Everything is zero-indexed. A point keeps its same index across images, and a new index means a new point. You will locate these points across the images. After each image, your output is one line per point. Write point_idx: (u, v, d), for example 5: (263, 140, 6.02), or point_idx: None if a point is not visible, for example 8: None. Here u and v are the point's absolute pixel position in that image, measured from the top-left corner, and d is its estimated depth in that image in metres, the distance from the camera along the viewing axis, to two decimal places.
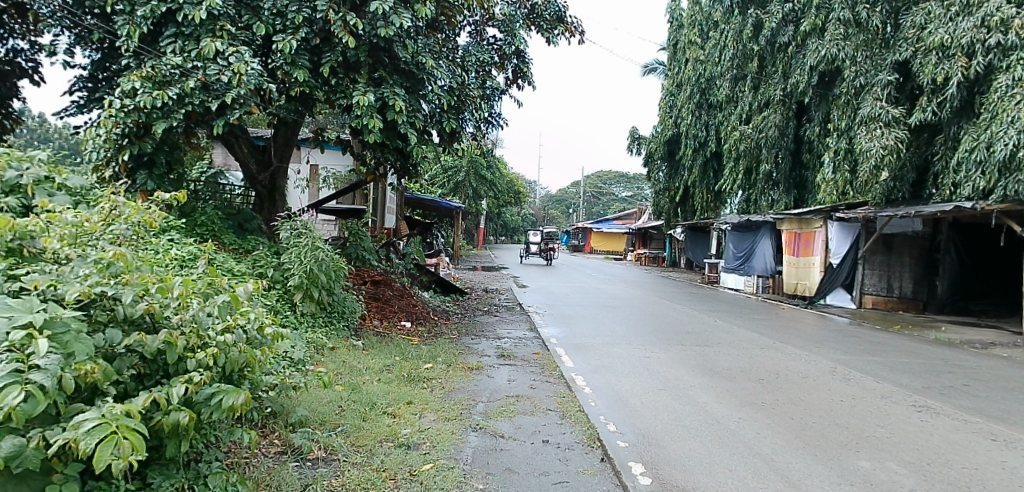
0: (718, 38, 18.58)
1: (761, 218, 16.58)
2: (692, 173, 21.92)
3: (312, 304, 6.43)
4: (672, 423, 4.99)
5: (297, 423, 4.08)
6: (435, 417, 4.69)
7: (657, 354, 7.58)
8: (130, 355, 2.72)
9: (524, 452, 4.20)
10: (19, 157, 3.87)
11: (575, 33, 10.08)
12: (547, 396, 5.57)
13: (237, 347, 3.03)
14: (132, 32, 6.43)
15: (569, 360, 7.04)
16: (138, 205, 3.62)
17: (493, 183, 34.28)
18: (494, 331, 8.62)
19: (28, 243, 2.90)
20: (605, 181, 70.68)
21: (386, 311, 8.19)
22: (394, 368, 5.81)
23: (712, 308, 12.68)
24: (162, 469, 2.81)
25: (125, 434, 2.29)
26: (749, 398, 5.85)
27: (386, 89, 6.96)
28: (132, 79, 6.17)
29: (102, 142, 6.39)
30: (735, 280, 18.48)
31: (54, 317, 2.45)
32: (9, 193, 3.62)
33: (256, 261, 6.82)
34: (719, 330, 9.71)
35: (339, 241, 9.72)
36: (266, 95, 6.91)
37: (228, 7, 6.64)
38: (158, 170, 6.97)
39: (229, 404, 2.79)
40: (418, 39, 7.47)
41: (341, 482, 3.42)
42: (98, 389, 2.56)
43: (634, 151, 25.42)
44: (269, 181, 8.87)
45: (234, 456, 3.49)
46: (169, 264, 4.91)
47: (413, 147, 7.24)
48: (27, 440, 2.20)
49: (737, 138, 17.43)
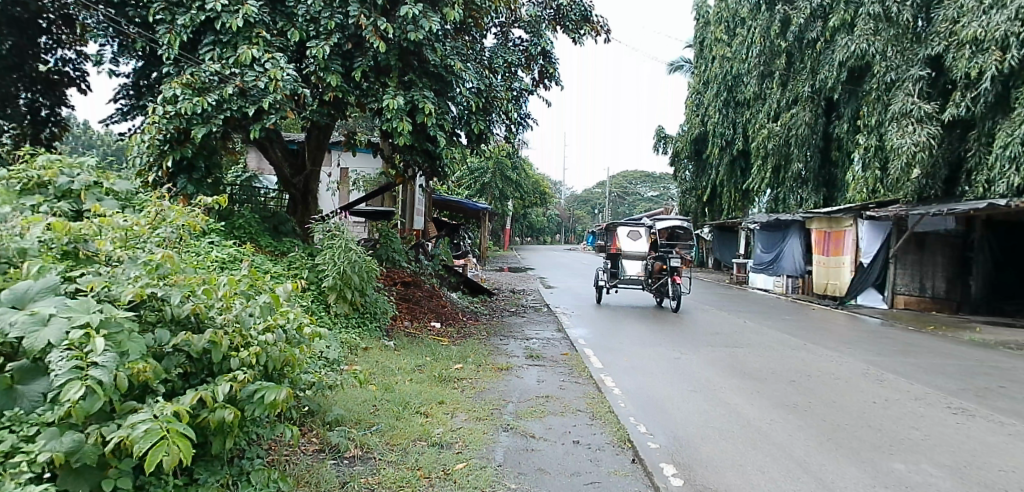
0: (745, 35, 18.25)
1: (790, 218, 16.26)
2: (719, 172, 21.62)
3: (346, 305, 6.50)
4: (704, 425, 4.96)
5: (334, 422, 4.13)
6: (466, 417, 4.73)
7: (687, 356, 7.51)
8: (177, 355, 2.81)
9: (556, 452, 4.21)
10: (70, 164, 3.94)
11: (602, 32, 10.03)
12: (576, 397, 5.57)
13: (278, 346, 3.12)
14: (172, 40, 6.57)
15: (598, 361, 7.03)
16: (183, 209, 3.73)
17: (519, 184, 34.23)
18: (522, 332, 8.64)
19: (83, 246, 3.01)
20: (631, 181, 70.37)
21: (416, 312, 8.28)
22: (426, 368, 5.87)
23: (742, 309, 12.46)
24: (208, 465, 2.90)
25: (174, 438, 2.38)
26: (780, 399, 5.78)
27: (415, 92, 7.00)
28: (173, 87, 6.33)
29: (146, 148, 6.58)
30: (765, 281, 18.09)
31: (110, 317, 2.55)
32: (62, 199, 3.70)
33: (291, 262, 6.96)
34: (749, 332, 9.55)
35: (370, 242, 9.82)
36: (301, 100, 7.02)
37: (264, 14, 6.74)
38: (197, 174, 7.05)
39: (271, 402, 2.86)
40: (447, 41, 7.47)
41: (378, 480, 3.48)
42: (148, 388, 2.67)
43: (660, 150, 25.21)
44: (303, 184, 9.02)
45: (275, 454, 3.57)
46: (213, 265, 5.01)
47: (442, 149, 7.30)
48: (86, 437, 2.36)
49: (765, 137, 17.12)
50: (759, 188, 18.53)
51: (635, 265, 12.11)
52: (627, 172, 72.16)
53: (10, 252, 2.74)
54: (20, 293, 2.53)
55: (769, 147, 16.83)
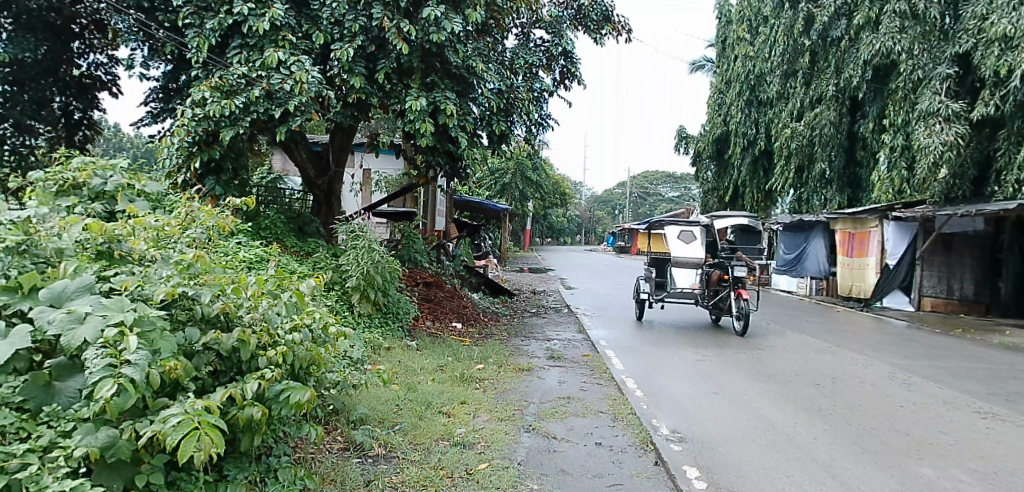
0: (767, 34, 18.01)
1: (813, 218, 16.00)
2: (741, 172, 21.37)
3: (369, 305, 6.55)
4: (727, 428, 4.90)
5: (358, 421, 4.17)
6: (488, 417, 4.73)
7: (709, 358, 7.43)
8: (207, 353, 2.87)
9: (578, 454, 4.20)
10: (104, 165, 4.01)
11: (623, 32, 9.99)
12: (598, 398, 5.54)
13: (304, 345, 3.17)
14: (201, 44, 6.69)
15: (620, 363, 6.98)
16: (212, 210, 3.80)
17: (539, 185, 34.21)
18: (543, 333, 8.64)
19: (116, 246, 3.08)
20: (652, 181, 69.86)
21: (438, 312, 8.32)
22: (447, 368, 5.90)
23: (765, 311, 12.31)
24: (236, 462, 2.95)
25: (205, 429, 2.43)
26: (804, 402, 5.70)
27: (437, 94, 7.04)
28: (202, 90, 6.46)
29: (175, 151, 6.71)
30: (789, 283, 17.86)
31: (143, 316, 2.61)
32: (96, 200, 3.78)
33: (316, 263, 7.04)
34: (772, 334, 9.42)
35: (393, 243, 9.90)
36: (325, 102, 7.10)
37: (290, 17, 6.82)
38: (225, 175, 7.17)
39: (297, 401, 2.90)
40: (469, 43, 7.50)
41: (402, 479, 3.50)
42: (179, 385, 2.72)
43: (682, 150, 24.99)
44: (326, 186, 9.11)
45: (301, 451, 3.61)
46: (241, 265, 5.09)
47: (464, 150, 7.34)
48: (120, 432, 2.43)
49: (788, 136, 16.88)
50: (782, 188, 18.28)
51: (688, 274, 10.06)
52: (648, 172, 71.68)
53: (48, 252, 2.82)
54: (58, 291, 2.59)
55: (793, 147, 16.59)
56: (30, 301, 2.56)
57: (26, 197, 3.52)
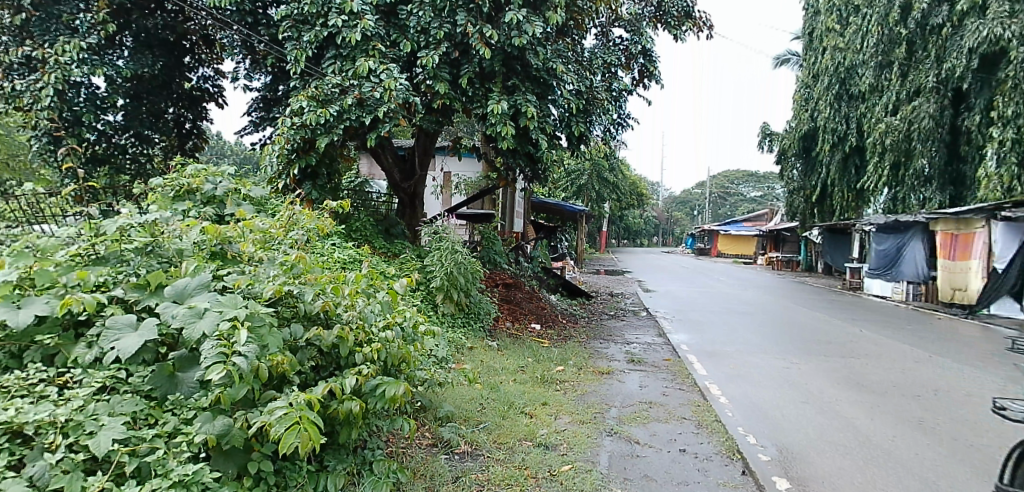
0: (860, 24, 16.98)
1: (910, 218, 14.42)
2: (830, 170, 20.24)
3: (451, 305, 6.69)
4: (819, 438, 4.66)
5: (445, 418, 4.26)
6: (570, 420, 4.71)
7: (798, 365, 7.07)
8: (309, 348, 3.03)
9: (662, 460, 4.12)
10: (215, 172, 4.29)
11: (704, 28, 9.72)
12: (681, 404, 5.41)
13: (397, 342, 3.27)
14: (299, 56, 7.09)
15: (703, 368, 6.78)
16: (312, 213, 4.02)
17: (615, 186, 33.82)
18: (622, 336, 8.50)
19: (228, 247, 3.33)
20: (732, 181, 67.47)
21: (517, 314, 8.37)
22: (528, 369, 5.94)
23: (857, 316, 11.63)
24: (336, 453, 3.10)
25: (306, 423, 2.54)
26: (905, 415, 5.31)
27: (518, 96, 7.10)
28: (300, 99, 6.80)
29: (276, 158, 7.12)
30: (881, 287, 16.29)
31: (254, 312, 2.78)
32: (208, 205, 4.06)
33: (403, 263, 7.27)
34: (865, 341, 8.87)
35: (474, 245, 10.10)
36: (412, 108, 7.31)
37: (379, 28, 7.08)
38: (321, 180, 7.55)
39: (391, 396, 3.00)
40: (548, 45, 7.52)
41: (488, 477, 3.55)
42: (285, 378, 2.88)
43: (766, 148, 23.96)
44: (411, 188, 9.40)
45: (393, 446, 3.73)
46: (336, 264, 5.34)
47: (544, 152, 7.36)
48: (234, 421, 2.59)
49: (882, 131, 15.83)
50: (875, 187, 17.03)
51: None
52: (727, 172, 69.24)
53: (170, 253, 3.11)
54: (180, 288, 2.82)
55: (887, 142, 15.56)
56: (157, 297, 2.82)
57: (149, 202, 3.84)
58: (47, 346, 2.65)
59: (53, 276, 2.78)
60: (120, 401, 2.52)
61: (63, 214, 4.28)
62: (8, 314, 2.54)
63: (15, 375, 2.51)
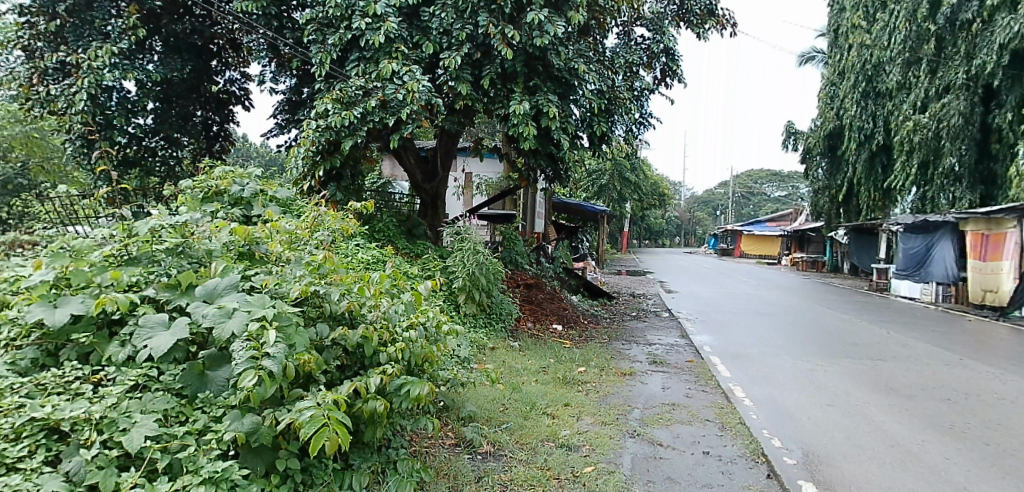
0: (887, 20, 16.65)
1: (939, 218, 14.11)
2: (857, 170, 19.87)
3: (473, 305, 6.71)
4: (846, 442, 4.58)
5: (467, 418, 4.27)
6: (592, 421, 4.70)
7: (824, 367, 6.96)
8: (335, 348, 3.06)
9: (685, 462, 4.08)
10: (241, 174, 4.35)
11: (728, 26, 9.61)
12: (705, 406, 5.35)
13: (420, 342, 3.28)
14: (324, 59, 7.18)
15: (726, 370, 6.70)
16: (338, 214, 4.06)
17: (637, 186, 33.60)
18: (644, 337, 8.44)
19: (255, 247, 3.38)
20: (756, 180, 66.58)
21: (538, 314, 8.36)
22: (550, 369, 5.93)
23: (885, 318, 11.38)
24: (360, 452, 3.12)
25: (334, 424, 2.57)
26: (935, 419, 5.19)
27: (540, 97, 7.10)
28: (325, 102, 6.89)
29: (302, 160, 7.21)
30: (910, 289, 15.92)
31: (281, 312, 2.81)
32: (236, 206, 4.12)
33: (426, 264, 7.31)
34: (893, 343, 8.69)
35: (495, 245, 10.12)
36: (434, 109, 7.34)
37: (402, 30, 7.13)
38: (345, 181, 7.62)
39: (415, 395, 3.03)
40: (570, 45, 7.51)
41: (510, 477, 3.55)
42: (311, 377, 2.91)
43: (790, 146, 23.61)
44: (433, 189, 9.46)
45: (416, 445, 3.75)
46: (361, 264, 5.39)
47: (566, 152, 7.34)
48: (262, 420, 2.62)
49: (910, 129, 15.51)
50: (903, 186, 16.69)
51: None
52: (750, 171, 68.33)
53: (200, 253, 3.14)
54: (210, 288, 2.87)
55: (915, 140, 15.23)
56: (187, 297, 2.87)
57: (178, 203, 3.92)
58: (82, 344, 2.73)
59: (87, 276, 2.85)
60: (152, 399, 2.57)
61: (96, 215, 4.38)
62: (45, 313, 2.63)
63: (52, 373, 2.59)
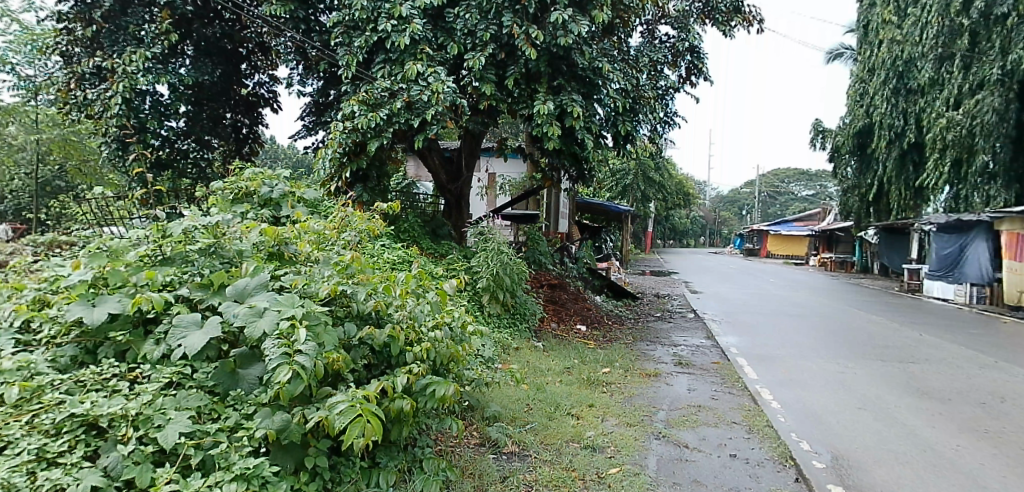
0: (918, 15, 16.27)
1: (973, 217, 13.77)
2: (887, 168, 19.43)
3: (498, 305, 6.72)
4: (877, 446, 4.48)
5: (492, 418, 4.28)
6: (617, 422, 4.67)
7: (854, 370, 6.82)
8: (362, 347, 3.09)
9: (711, 464, 4.04)
10: (271, 175, 4.41)
11: (754, 22, 9.46)
12: (731, 408, 5.29)
13: (446, 342, 3.30)
14: (350, 61, 7.27)
15: (753, 372, 6.61)
16: (364, 215, 4.09)
17: (661, 186, 33.29)
18: (669, 338, 8.37)
19: (284, 248, 3.43)
20: (783, 179, 65.45)
21: (562, 315, 8.34)
22: (574, 370, 5.92)
23: (918, 320, 11.10)
24: (387, 450, 3.14)
25: (369, 416, 2.60)
26: (971, 423, 5.05)
27: (564, 96, 7.08)
28: (351, 104, 6.98)
29: (329, 161, 7.30)
30: (942, 290, 15.50)
31: (311, 311, 2.85)
32: (265, 207, 4.19)
33: (450, 264, 7.35)
34: (925, 345, 8.48)
35: (519, 245, 10.13)
36: (459, 109, 7.37)
37: (427, 31, 7.18)
38: (371, 182, 7.71)
39: (441, 395, 3.04)
40: (594, 44, 7.48)
41: (535, 478, 3.54)
42: (340, 376, 2.95)
43: (818, 145, 23.17)
44: (457, 190, 9.51)
45: (442, 444, 3.77)
46: (387, 264, 5.44)
47: (590, 152, 7.32)
48: (293, 417, 2.66)
49: (943, 126, 15.12)
50: (936, 185, 16.28)
51: None
52: (777, 170, 67.21)
53: (231, 253, 3.22)
54: (242, 288, 2.92)
55: (948, 138, 14.85)
56: (220, 296, 2.93)
57: (210, 205, 4.00)
58: (119, 342, 2.80)
59: (123, 276, 2.92)
60: (186, 396, 2.62)
61: (130, 216, 4.47)
62: (83, 312, 2.71)
63: (90, 370, 2.66)
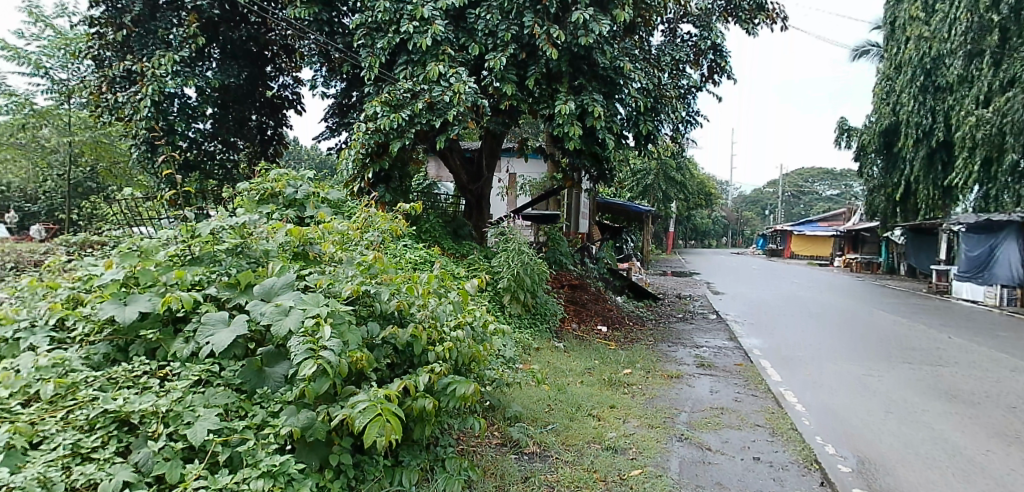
0: (947, 11, 15.91)
1: (1003, 217, 13.45)
2: (914, 167, 19.03)
3: (518, 305, 6.72)
4: (905, 450, 4.39)
5: (513, 418, 4.29)
6: (639, 423, 4.64)
7: (881, 372, 6.70)
8: (385, 346, 3.12)
9: (735, 467, 3.99)
10: (296, 176, 4.45)
11: (778, 20, 9.34)
12: (754, 410, 5.23)
13: (467, 341, 3.30)
14: (373, 63, 7.34)
15: (777, 374, 6.52)
16: (387, 216, 4.12)
17: (683, 186, 32.97)
18: (691, 339, 8.31)
19: (309, 248, 3.48)
20: (807, 178, 64.39)
21: (583, 315, 8.31)
22: (595, 371, 5.90)
23: (947, 322, 10.85)
24: (410, 449, 3.17)
25: (388, 416, 2.61)
26: (1003, 428, 4.92)
27: (585, 96, 7.05)
28: (374, 105, 7.03)
29: (352, 162, 7.38)
30: (972, 291, 14.96)
31: (335, 310, 2.88)
32: (289, 207, 4.24)
33: (471, 264, 7.37)
34: (955, 348, 8.28)
35: (540, 246, 10.11)
36: (480, 110, 7.39)
37: (449, 32, 7.21)
38: (393, 182, 7.78)
39: (462, 394, 3.05)
40: (615, 44, 7.44)
41: (557, 478, 3.54)
42: (363, 375, 2.97)
43: (843, 143, 22.77)
44: (478, 190, 9.53)
45: (464, 444, 3.78)
46: (410, 264, 5.48)
47: (611, 151, 7.28)
48: (317, 415, 2.69)
49: (973, 124, 14.78)
50: (965, 184, 15.91)
51: None
52: (801, 169, 66.15)
53: (258, 253, 3.27)
54: (268, 286, 2.97)
55: (978, 136, 14.50)
56: (246, 296, 2.98)
57: (237, 205, 4.06)
58: (149, 340, 2.87)
59: (154, 275, 2.98)
60: (214, 394, 2.66)
61: (159, 217, 4.56)
62: (116, 310, 2.77)
63: (122, 367, 2.73)
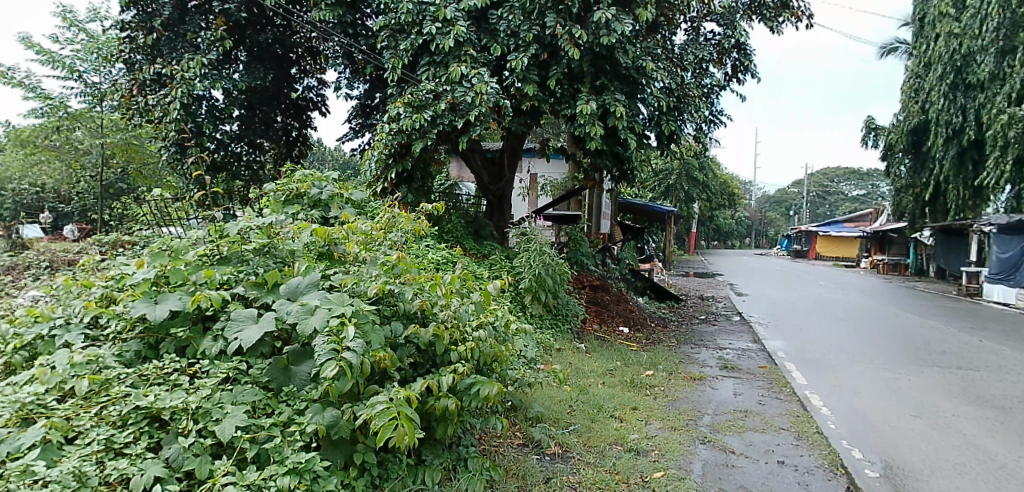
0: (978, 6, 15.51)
1: None
2: (943, 167, 18.59)
3: (540, 306, 6.71)
4: (934, 456, 4.29)
5: (535, 419, 4.29)
6: (661, 425, 4.61)
7: (910, 376, 6.55)
8: (408, 346, 3.14)
9: (759, 471, 3.93)
10: (321, 177, 4.50)
11: (803, 17, 9.20)
12: (779, 413, 5.16)
13: (489, 341, 3.30)
14: (396, 64, 7.39)
15: (802, 377, 6.42)
16: (411, 216, 4.15)
17: (705, 186, 32.58)
18: (714, 341, 8.22)
19: (334, 248, 3.52)
20: (832, 178, 63.24)
21: (604, 316, 8.27)
22: (617, 372, 5.87)
23: (979, 325, 10.57)
24: (432, 448, 3.18)
25: (403, 418, 2.61)
26: None
27: (607, 96, 7.02)
28: (397, 106, 7.07)
29: (375, 163, 7.44)
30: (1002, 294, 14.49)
31: (359, 309, 2.90)
32: (315, 208, 4.29)
33: (493, 264, 7.38)
34: (987, 352, 8.07)
35: (561, 246, 10.09)
36: (502, 111, 7.41)
37: (471, 33, 7.23)
38: (416, 183, 7.83)
39: (484, 394, 3.05)
40: (638, 43, 7.40)
41: (579, 479, 3.53)
42: (387, 374, 3.00)
43: (870, 143, 22.32)
44: (499, 191, 9.54)
45: (486, 443, 3.79)
46: (433, 264, 5.51)
47: (633, 151, 7.25)
48: (341, 413, 2.72)
49: (1005, 122, 14.40)
50: (997, 184, 15.51)
51: None
52: (826, 169, 65.00)
53: (284, 253, 3.31)
54: (294, 286, 3.01)
55: (1011, 135, 14.12)
56: (273, 295, 3.02)
57: (263, 205, 4.13)
58: (179, 338, 2.93)
59: (183, 274, 3.04)
60: (241, 391, 2.71)
61: (188, 217, 4.64)
62: (148, 308, 2.83)
63: (154, 364, 2.79)
